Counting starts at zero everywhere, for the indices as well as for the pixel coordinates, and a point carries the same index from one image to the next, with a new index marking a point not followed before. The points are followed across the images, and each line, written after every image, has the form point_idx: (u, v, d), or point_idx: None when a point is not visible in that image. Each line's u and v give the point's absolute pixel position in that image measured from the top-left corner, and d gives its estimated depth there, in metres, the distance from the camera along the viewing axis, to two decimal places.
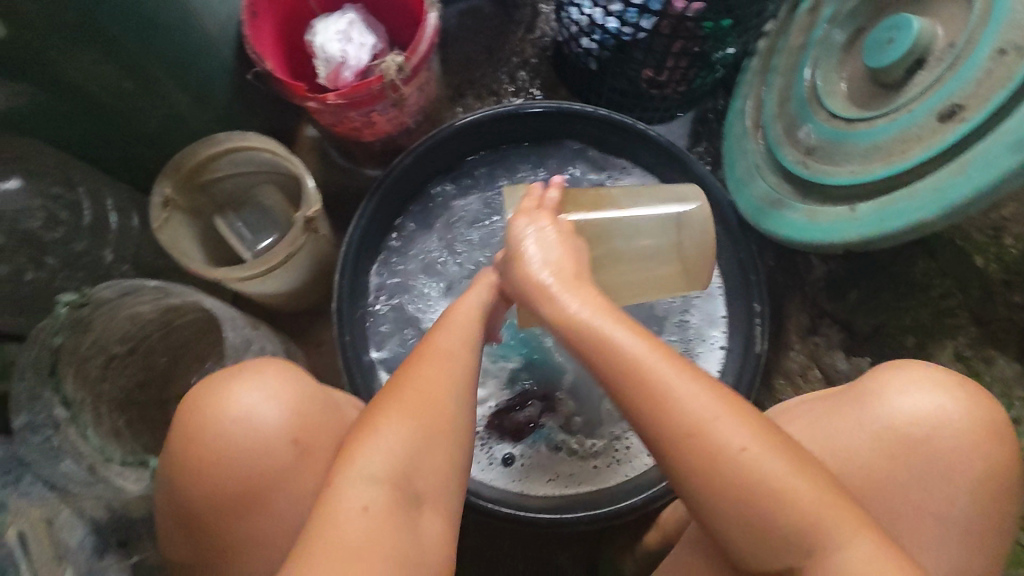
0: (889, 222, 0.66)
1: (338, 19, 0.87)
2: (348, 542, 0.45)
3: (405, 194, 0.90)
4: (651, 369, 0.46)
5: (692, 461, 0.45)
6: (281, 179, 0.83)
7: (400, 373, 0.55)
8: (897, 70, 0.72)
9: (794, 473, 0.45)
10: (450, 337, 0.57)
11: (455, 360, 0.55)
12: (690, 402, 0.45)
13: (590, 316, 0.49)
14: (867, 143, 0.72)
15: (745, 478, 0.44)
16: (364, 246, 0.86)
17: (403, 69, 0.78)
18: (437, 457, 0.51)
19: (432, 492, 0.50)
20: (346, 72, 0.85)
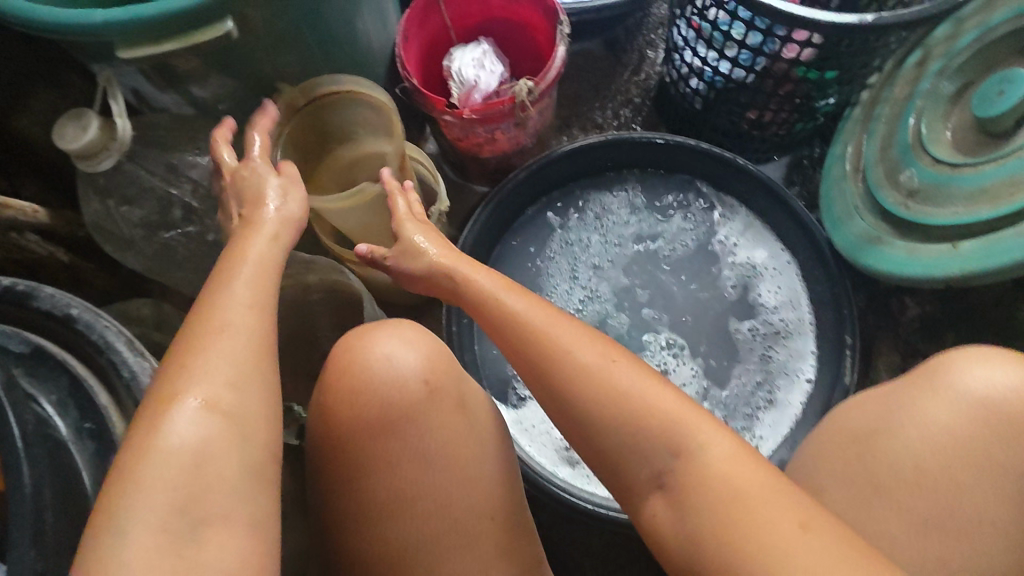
0: (992, 258, 0.68)
1: (474, 49, 0.98)
2: (160, 488, 0.42)
3: (515, 207, 0.97)
4: (628, 385, 0.51)
5: (559, 376, 0.53)
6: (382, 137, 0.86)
7: (177, 356, 0.47)
8: (1007, 121, 0.75)
9: (664, 393, 0.51)
10: (237, 313, 0.49)
11: (241, 337, 0.48)
12: (573, 343, 0.54)
13: (555, 330, 0.55)
14: (972, 187, 0.75)
15: (621, 397, 0.51)
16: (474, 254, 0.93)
17: (533, 92, 0.87)
18: (255, 386, 0.47)
19: (254, 421, 0.46)
20: (476, 94, 0.96)
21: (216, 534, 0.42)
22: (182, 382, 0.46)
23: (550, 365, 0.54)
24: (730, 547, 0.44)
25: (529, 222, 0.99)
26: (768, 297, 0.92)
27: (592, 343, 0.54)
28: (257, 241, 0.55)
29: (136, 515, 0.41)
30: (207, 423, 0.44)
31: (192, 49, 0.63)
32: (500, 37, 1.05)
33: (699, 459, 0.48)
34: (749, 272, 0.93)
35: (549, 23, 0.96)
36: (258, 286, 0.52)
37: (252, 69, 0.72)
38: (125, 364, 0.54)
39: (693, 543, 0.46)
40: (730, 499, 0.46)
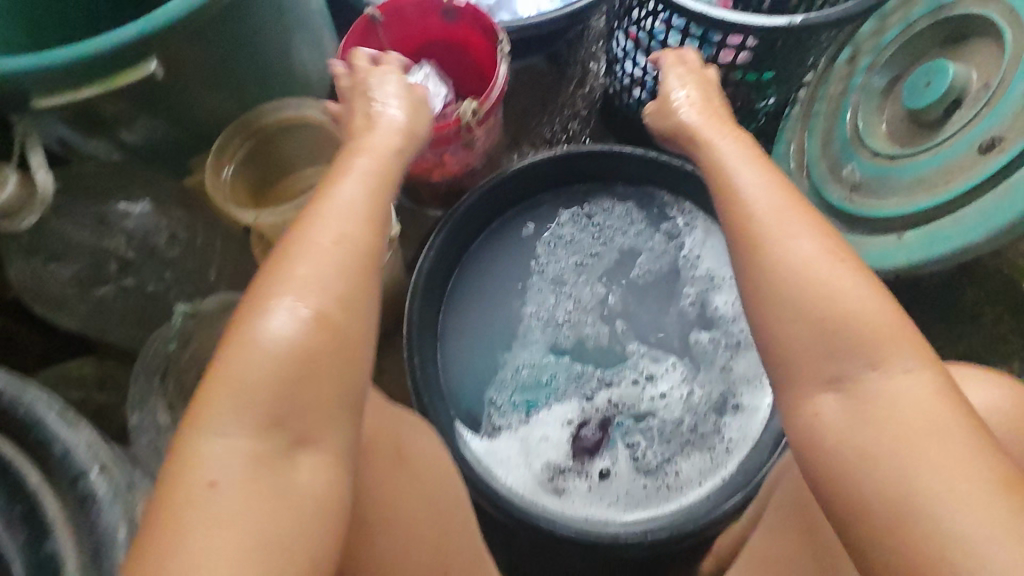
0: (937, 245, 0.70)
1: (415, 72, 0.97)
2: (258, 401, 0.47)
3: (470, 230, 0.96)
4: (819, 267, 0.54)
5: (763, 272, 0.56)
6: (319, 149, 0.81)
7: (274, 261, 0.52)
8: (936, 110, 0.78)
9: (864, 292, 0.53)
10: (336, 230, 0.53)
11: (341, 262, 0.52)
12: (790, 242, 0.56)
13: (829, 267, 0.54)
14: (910, 177, 0.77)
15: (825, 293, 0.53)
16: (429, 285, 0.91)
17: (478, 113, 0.86)
18: (357, 308, 0.52)
19: (348, 337, 0.51)
20: (420, 118, 0.94)
21: (304, 447, 0.49)
22: (279, 286, 0.50)
23: (744, 232, 0.58)
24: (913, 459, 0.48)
25: (487, 245, 0.99)
26: (725, 308, 0.92)
27: (811, 240, 0.56)
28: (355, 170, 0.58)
29: (236, 426, 0.47)
30: (303, 325, 0.49)
31: (117, 91, 0.60)
32: (441, 60, 1.04)
33: (896, 382, 0.50)
34: (705, 284, 0.94)
35: (489, 42, 0.96)
36: (353, 206, 0.55)
37: (182, 109, 0.69)
38: (56, 439, 0.52)
39: (869, 463, 0.49)
40: (906, 439, 0.48)
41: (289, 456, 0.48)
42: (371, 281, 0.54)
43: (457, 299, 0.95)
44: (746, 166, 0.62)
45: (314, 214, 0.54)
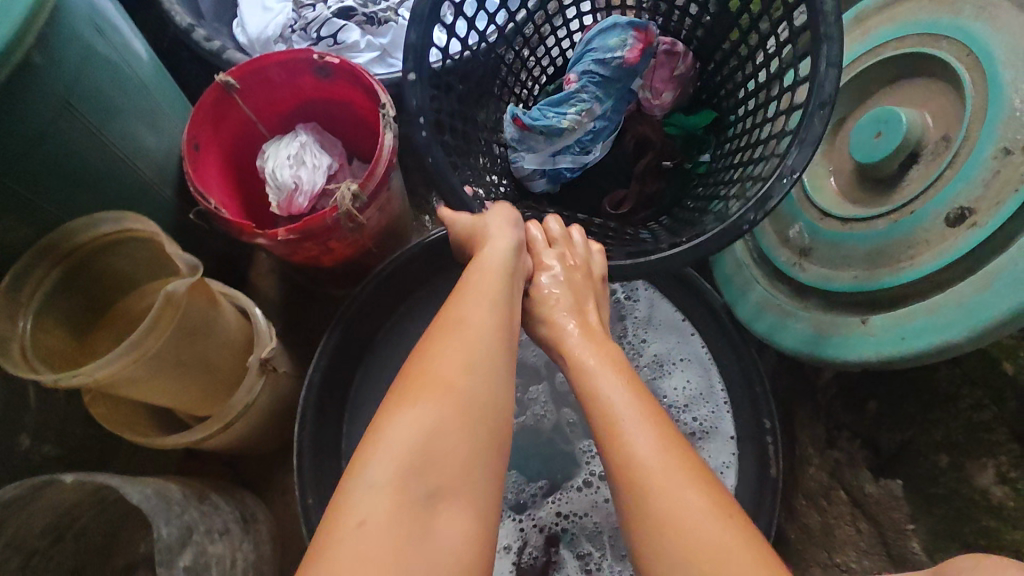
0: (910, 340, 0.60)
1: (289, 142, 0.82)
2: (404, 455, 0.43)
3: (371, 324, 0.81)
4: (655, 468, 0.45)
5: (619, 482, 0.46)
6: (149, 260, 0.66)
7: (420, 351, 0.50)
8: (889, 166, 0.67)
9: (701, 501, 0.43)
10: (480, 316, 0.52)
11: (484, 337, 0.50)
12: (637, 437, 0.47)
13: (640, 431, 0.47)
14: (867, 246, 0.67)
15: (659, 503, 0.43)
16: (325, 398, 0.76)
17: (359, 196, 0.72)
18: (643, 436, 0.47)
19: (481, 397, 0.47)
20: (299, 199, 0.80)
21: (443, 502, 0.42)
22: (431, 359, 0.48)
23: (604, 437, 0.48)
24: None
25: (393, 332, 0.83)
26: (676, 395, 0.81)
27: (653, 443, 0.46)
28: (494, 285, 0.56)
29: (369, 482, 0.42)
30: (435, 397, 0.46)
31: None
32: (326, 120, 0.89)
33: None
34: (653, 368, 0.83)
35: (372, 102, 0.81)
36: (495, 297, 0.54)
37: None
38: None
39: (673, 530, 0.42)
40: None
41: (428, 505, 0.42)
42: (505, 351, 0.51)
43: (367, 405, 0.81)
44: (605, 373, 0.53)
45: (457, 310, 0.53)
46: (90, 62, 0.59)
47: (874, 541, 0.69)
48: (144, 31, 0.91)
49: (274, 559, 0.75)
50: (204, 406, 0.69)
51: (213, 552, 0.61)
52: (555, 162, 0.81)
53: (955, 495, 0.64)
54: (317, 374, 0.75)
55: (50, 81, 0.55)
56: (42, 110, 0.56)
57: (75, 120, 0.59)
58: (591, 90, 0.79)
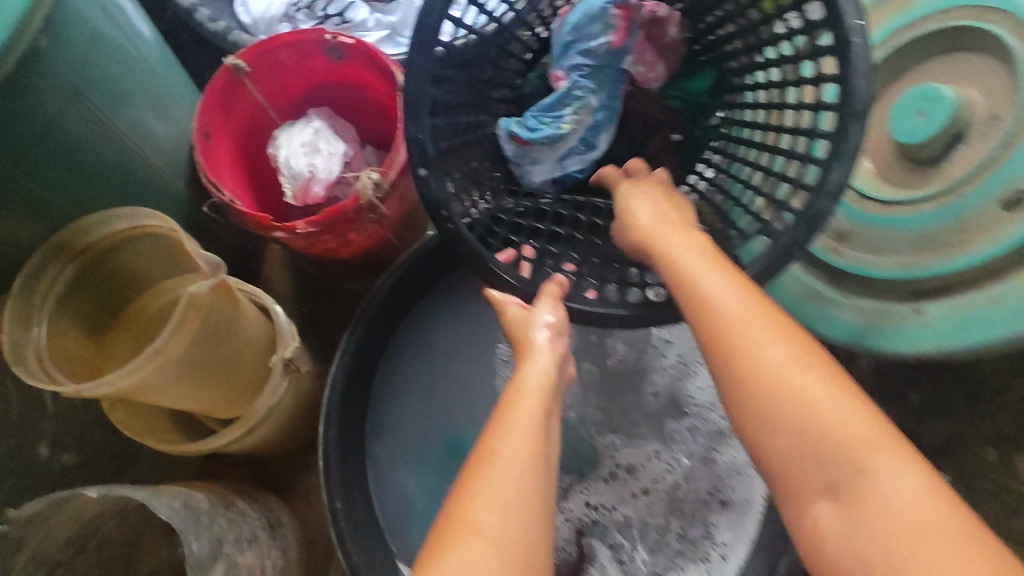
0: (976, 331, 0.58)
1: (302, 128, 0.78)
2: None
3: (393, 318, 0.78)
4: (790, 374, 0.45)
5: (734, 371, 0.47)
6: (162, 252, 0.62)
7: (466, 483, 0.47)
8: (933, 147, 0.64)
9: (838, 396, 0.44)
10: (510, 445, 0.48)
11: (511, 469, 0.47)
12: (777, 362, 0.45)
13: (762, 339, 0.47)
14: (915, 231, 0.64)
15: (821, 425, 0.43)
16: (349, 398, 0.74)
17: (381, 186, 0.68)
18: (773, 345, 0.46)
19: (513, 530, 0.44)
20: (315, 188, 0.76)
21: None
22: (467, 501, 0.45)
23: (717, 338, 0.49)
24: (899, 552, 0.38)
25: (410, 327, 0.80)
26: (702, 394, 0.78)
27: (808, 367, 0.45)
28: (528, 408, 0.51)
29: None
30: (470, 541, 0.43)
31: None
32: (338, 103, 0.85)
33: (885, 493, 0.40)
34: (679, 370, 0.80)
35: (389, 85, 0.77)
36: (529, 428, 0.50)
37: None
38: None
39: (808, 412, 0.43)
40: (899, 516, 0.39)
41: None
42: (540, 478, 0.48)
43: (391, 403, 0.78)
44: (710, 271, 0.53)
45: (493, 438, 0.50)
46: (96, 47, 0.55)
47: None
48: (143, 9, 0.86)
49: (299, 561, 0.74)
50: (225, 406, 0.66)
51: (242, 563, 0.59)
52: (564, 166, 0.78)
53: None
54: (339, 376, 0.72)
55: (54, 70, 0.51)
56: (49, 99, 0.52)
57: (85, 109, 0.55)
58: (584, 84, 0.75)
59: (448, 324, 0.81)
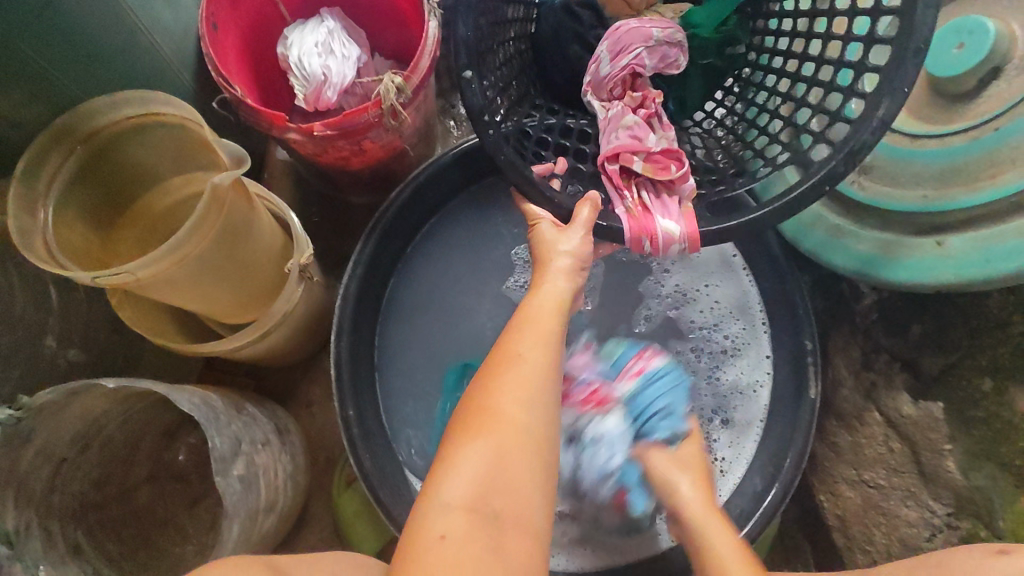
0: (992, 262, 0.60)
1: (315, 28, 0.74)
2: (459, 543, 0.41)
3: (404, 234, 0.77)
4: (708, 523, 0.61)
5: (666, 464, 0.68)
6: (163, 140, 0.58)
7: (481, 379, 0.50)
8: (967, 82, 0.65)
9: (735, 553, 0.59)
10: (529, 349, 0.51)
11: (537, 370, 0.50)
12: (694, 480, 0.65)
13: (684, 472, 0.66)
14: (941, 166, 0.66)
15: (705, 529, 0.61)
16: (362, 309, 0.73)
17: (404, 91, 0.65)
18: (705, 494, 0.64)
19: (524, 422, 0.47)
20: (329, 93, 0.72)
21: (507, 505, 0.44)
22: (490, 390, 0.48)
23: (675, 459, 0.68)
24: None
25: (423, 241, 0.79)
26: (701, 317, 0.81)
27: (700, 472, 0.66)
28: (543, 320, 0.54)
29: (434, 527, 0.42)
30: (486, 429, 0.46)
31: None
32: (350, 3, 0.80)
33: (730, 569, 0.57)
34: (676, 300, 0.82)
35: None
36: (549, 336, 0.53)
37: None
38: None
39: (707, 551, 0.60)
40: None
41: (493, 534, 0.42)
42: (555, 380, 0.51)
43: (400, 318, 0.77)
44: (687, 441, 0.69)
45: (512, 343, 0.52)
46: None
47: (907, 460, 0.71)
48: None
49: (306, 467, 0.75)
50: (236, 308, 0.64)
51: (260, 463, 0.59)
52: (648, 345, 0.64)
53: (996, 418, 0.65)
54: (353, 287, 0.71)
55: None
56: None
57: None
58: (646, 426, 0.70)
59: (462, 240, 0.80)
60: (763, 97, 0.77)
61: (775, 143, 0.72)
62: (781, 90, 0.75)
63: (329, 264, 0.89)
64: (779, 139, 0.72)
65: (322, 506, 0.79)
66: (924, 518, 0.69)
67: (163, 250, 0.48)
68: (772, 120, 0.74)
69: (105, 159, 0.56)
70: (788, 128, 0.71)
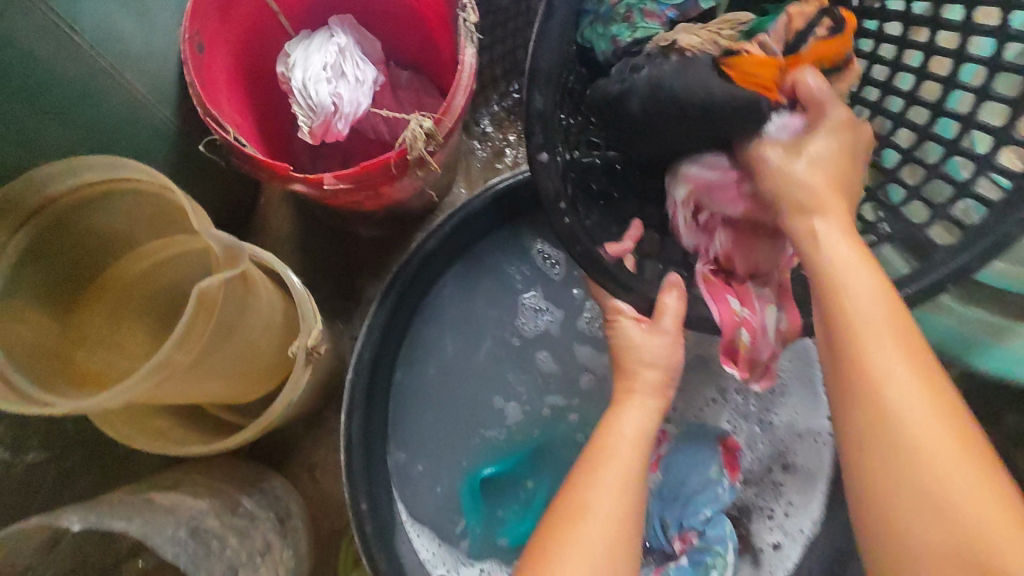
0: None
1: (323, 46, 0.61)
2: None
3: (427, 286, 0.67)
4: (840, 275, 0.42)
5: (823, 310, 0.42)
6: (133, 207, 0.48)
7: (538, 541, 0.42)
8: None
9: (880, 308, 0.40)
10: (599, 500, 0.42)
11: (606, 533, 0.41)
12: (852, 270, 0.42)
13: (832, 244, 0.44)
14: None
15: (895, 448, 0.36)
16: (376, 382, 0.63)
17: (434, 138, 0.54)
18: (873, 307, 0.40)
19: None
20: (339, 125, 0.60)
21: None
22: (554, 565, 0.40)
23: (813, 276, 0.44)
24: (868, 400, 0.38)
25: (457, 294, 0.69)
26: None
27: (827, 221, 0.45)
28: (615, 463, 0.44)
29: None
30: None
31: None
32: (361, 10, 0.68)
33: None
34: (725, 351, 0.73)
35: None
36: (627, 485, 0.44)
37: None
38: None
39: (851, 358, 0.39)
40: (886, 405, 0.37)
41: None
42: (631, 537, 0.42)
43: (413, 389, 0.68)
44: (827, 216, 0.45)
45: (575, 492, 0.43)
46: None
47: None
48: None
49: (309, 547, 0.68)
50: (232, 396, 0.55)
51: None
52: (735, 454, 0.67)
53: None
54: (365, 354, 0.62)
55: None
56: None
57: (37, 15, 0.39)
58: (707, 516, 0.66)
59: (500, 295, 0.70)
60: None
61: (872, 199, 0.60)
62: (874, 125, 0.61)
63: (334, 306, 0.78)
64: (880, 193, 0.60)
65: None
66: None
67: (140, 379, 0.38)
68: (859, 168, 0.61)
69: (70, 237, 0.46)
70: (879, 185, 0.60)
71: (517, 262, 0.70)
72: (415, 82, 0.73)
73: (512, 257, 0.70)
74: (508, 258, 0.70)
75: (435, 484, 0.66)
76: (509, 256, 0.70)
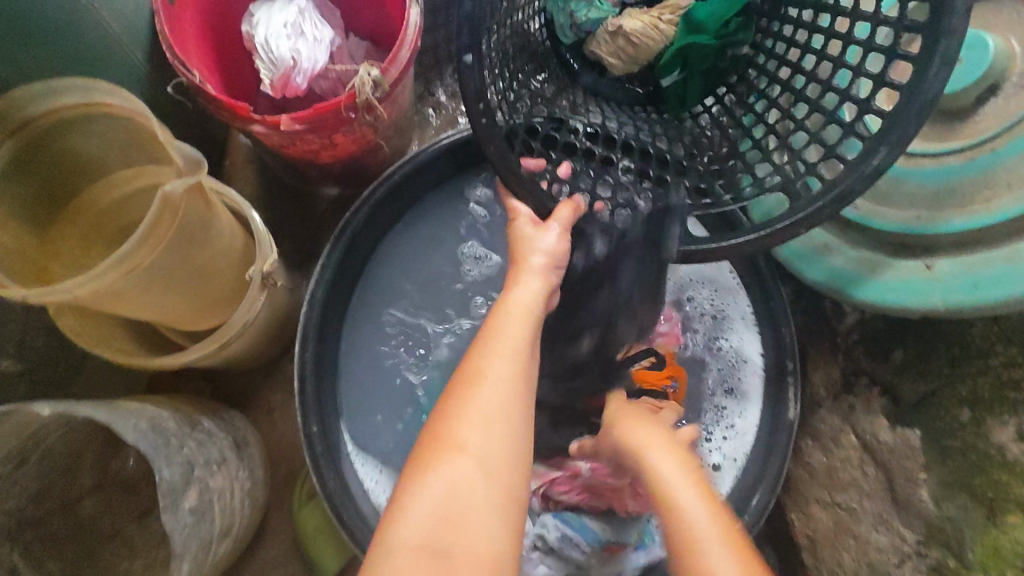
0: (984, 289, 0.57)
1: (284, 6, 0.67)
2: None
3: (378, 235, 0.72)
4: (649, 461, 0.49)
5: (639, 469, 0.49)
6: (103, 134, 0.52)
7: (441, 403, 0.44)
8: (968, 98, 0.63)
9: (673, 464, 0.47)
10: (496, 364, 0.45)
11: (500, 387, 0.44)
12: (657, 459, 0.48)
13: (646, 440, 0.51)
14: (935, 185, 0.64)
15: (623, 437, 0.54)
16: (330, 317, 0.68)
17: (381, 84, 0.60)
18: (667, 461, 0.47)
19: (492, 450, 0.41)
20: (297, 79, 0.66)
21: (463, 549, 0.37)
22: (452, 416, 0.43)
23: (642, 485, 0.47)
24: (670, 506, 0.42)
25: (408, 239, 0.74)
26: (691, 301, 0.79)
27: (658, 457, 0.48)
28: (507, 331, 0.48)
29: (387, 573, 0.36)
30: (447, 454, 0.41)
31: None
32: None
33: (682, 499, 0.42)
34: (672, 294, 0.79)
35: None
36: (515, 345, 0.47)
37: None
38: None
39: (653, 474, 0.46)
40: (656, 481, 0.46)
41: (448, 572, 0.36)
42: (529, 391, 0.45)
43: (363, 335, 0.72)
44: (665, 451, 0.49)
45: (475, 359, 0.46)
46: None
47: (882, 485, 0.71)
48: None
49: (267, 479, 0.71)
50: (193, 317, 0.59)
51: (215, 487, 0.56)
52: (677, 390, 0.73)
53: (971, 449, 0.63)
54: (319, 292, 0.66)
55: None
56: None
57: None
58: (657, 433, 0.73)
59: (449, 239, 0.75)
60: (757, 110, 0.71)
61: (769, 158, 0.66)
62: (780, 103, 0.69)
63: (294, 258, 0.83)
64: (774, 154, 0.67)
65: (282, 515, 0.76)
66: (894, 544, 0.69)
67: (106, 267, 0.43)
68: (766, 131, 0.69)
69: (44, 156, 0.51)
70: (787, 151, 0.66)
71: (457, 217, 0.75)
72: (372, 50, 0.79)
73: (452, 210, 0.75)
74: (449, 210, 0.75)
75: (388, 427, 0.70)
76: (454, 208, 0.75)
